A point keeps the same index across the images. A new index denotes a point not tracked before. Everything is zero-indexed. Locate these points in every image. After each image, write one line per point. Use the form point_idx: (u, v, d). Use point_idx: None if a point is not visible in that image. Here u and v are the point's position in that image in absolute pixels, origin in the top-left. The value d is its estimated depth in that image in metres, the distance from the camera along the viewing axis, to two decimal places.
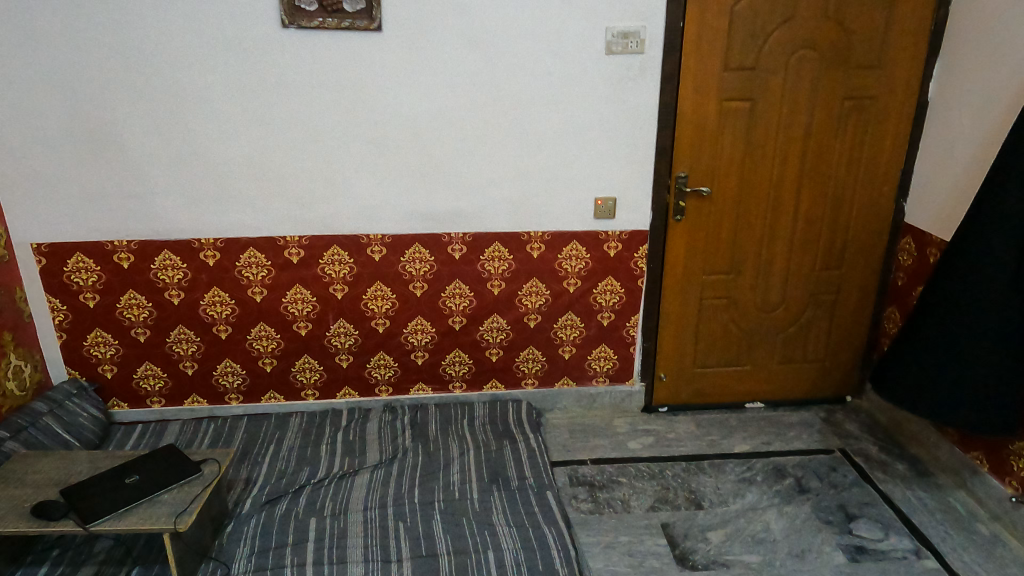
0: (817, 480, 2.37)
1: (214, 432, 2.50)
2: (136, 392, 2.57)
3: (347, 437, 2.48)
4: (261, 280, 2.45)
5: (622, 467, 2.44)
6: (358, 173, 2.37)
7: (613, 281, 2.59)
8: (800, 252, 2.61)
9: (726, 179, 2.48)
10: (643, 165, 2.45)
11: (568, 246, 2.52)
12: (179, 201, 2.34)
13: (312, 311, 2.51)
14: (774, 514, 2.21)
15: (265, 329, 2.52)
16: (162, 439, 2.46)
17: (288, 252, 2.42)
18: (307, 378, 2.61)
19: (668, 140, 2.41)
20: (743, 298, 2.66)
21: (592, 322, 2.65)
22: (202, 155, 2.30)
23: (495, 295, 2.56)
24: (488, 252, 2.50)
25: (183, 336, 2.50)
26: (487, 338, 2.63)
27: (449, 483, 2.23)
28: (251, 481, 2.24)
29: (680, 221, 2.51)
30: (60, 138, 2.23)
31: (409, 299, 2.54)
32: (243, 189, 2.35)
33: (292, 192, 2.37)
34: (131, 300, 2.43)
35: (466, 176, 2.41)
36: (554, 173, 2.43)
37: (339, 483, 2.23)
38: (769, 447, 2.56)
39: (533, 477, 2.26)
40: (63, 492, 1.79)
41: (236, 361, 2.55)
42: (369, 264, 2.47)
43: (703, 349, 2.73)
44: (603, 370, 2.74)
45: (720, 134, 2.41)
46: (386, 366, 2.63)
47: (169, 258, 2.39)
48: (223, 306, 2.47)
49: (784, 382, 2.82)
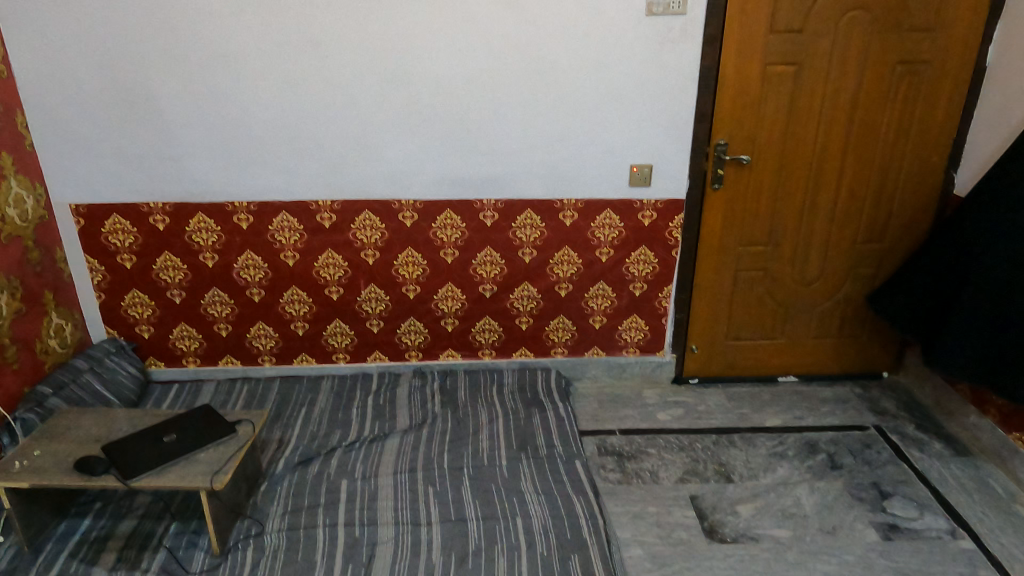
0: (851, 456, 2.33)
1: (248, 394, 2.55)
2: (172, 352, 2.61)
3: (378, 401, 2.50)
4: (293, 244, 2.45)
5: (652, 438, 2.43)
6: (392, 138, 2.34)
7: (647, 251, 2.54)
8: (841, 224, 2.54)
9: (767, 147, 2.40)
10: (682, 132, 2.37)
11: (601, 214, 2.48)
12: (213, 164, 2.34)
13: (344, 276, 2.51)
14: (805, 489, 2.18)
15: (297, 293, 2.53)
16: (197, 398, 2.51)
17: (320, 217, 2.42)
18: (339, 343, 2.63)
19: (708, 106, 2.33)
20: (780, 270, 2.60)
21: (624, 292, 2.61)
22: (235, 118, 2.29)
23: (527, 263, 2.54)
24: (520, 219, 2.47)
25: (217, 298, 2.52)
26: (517, 306, 2.61)
27: (478, 449, 2.25)
28: (285, 442, 2.28)
29: (718, 190, 2.45)
30: (97, 99, 2.24)
31: (439, 266, 2.52)
32: (276, 153, 2.34)
33: (325, 156, 2.35)
34: (167, 262, 2.45)
35: (499, 142, 2.37)
36: (589, 140, 2.38)
37: (370, 446, 2.26)
38: (802, 422, 2.52)
39: (562, 445, 2.26)
40: (105, 448, 1.84)
41: (270, 324, 2.58)
42: (400, 230, 2.46)
43: (737, 322, 2.68)
44: (634, 341, 2.71)
45: (763, 100, 2.33)
46: (416, 331, 2.64)
47: (203, 221, 2.40)
48: (256, 270, 2.48)
49: (820, 356, 2.76)
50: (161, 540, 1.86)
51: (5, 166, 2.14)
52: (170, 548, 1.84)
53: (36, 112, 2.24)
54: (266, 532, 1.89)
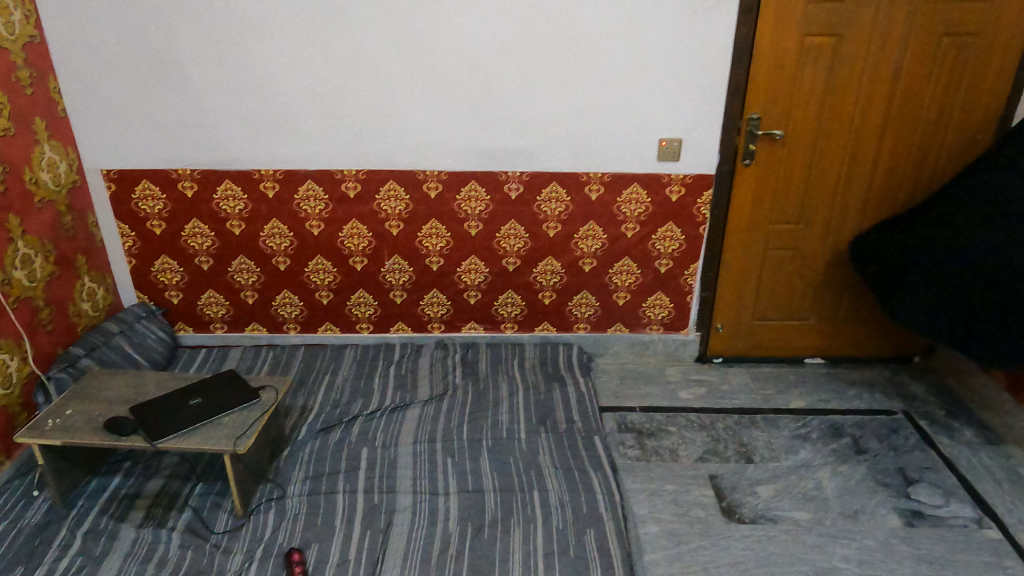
0: (876, 441, 2.29)
1: (273, 360, 2.59)
2: (200, 318, 2.66)
3: (400, 371, 2.52)
4: (318, 214, 2.46)
5: (673, 416, 2.42)
6: (417, 108, 2.32)
7: (674, 227, 2.50)
8: (877, 203, 2.46)
9: (803, 122, 2.32)
10: (714, 105, 2.31)
11: (628, 189, 2.43)
12: (240, 133, 2.35)
13: (368, 246, 2.52)
14: (828, 472, 2.16)
15: (322, 262, 2.55)
16: (224, 364, 2.56)
17: (345, 186, 2.42)
18: (362, 313, 2.65)
19: (741, 79, 2.26)
20: (812, 249, 2.53)
21: (649, 268, 2.58)
22: (261, 86, 2.29)
23: (551, 237, 2.51)
24: (546, 192, 2.44)
25: (244, 266, 2.55)
26: (541, 280, 2.60)
27: (498, 422, 2.25)
28: (308, 409, 2.31)
29: (749, 166, 2.39)
30: (126, 66, 2.25)
31: (463, 238, 2.52)
32: (302, 121, 2.34)
33: (351, 124, 2.34)
34: (195, 229, 2.49)
35: (526, 113, 2.33)
36: (618, 111, 2.33)
37: (391, 415, 2.28)
38: (827, 405, 2.48)
39: (581, 421, 2.26)
40: (133, 410, 1.88)
41: (295, 293, 2.61)
42: (425, 202, 2.45)
43: (764, 301, 2.63)
44: (658, 318, 2.68)
45: (800, 73, 2.25)
46: (439, 303, 2.64)
47: (230, 188, 2.42)
48: (281, 238, 2.50)
49: (849, 339, 2.69)
50: (187, 500, 1.91)
51: (39, 131, 2.18)
52: (194, 508, 1.89)
53: (67, 77, 2.26)
54: (287, 496, 1.93)
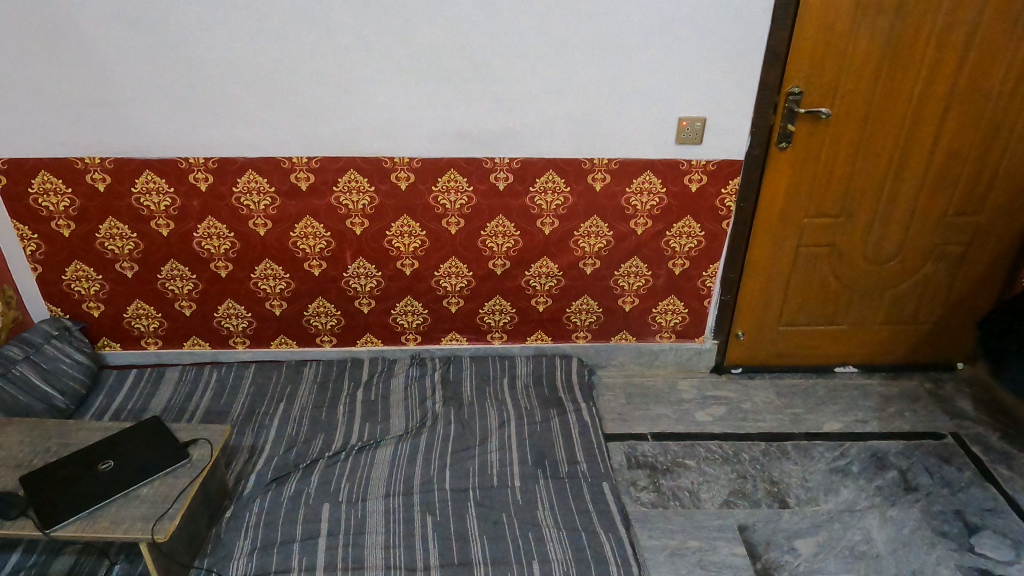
0: (927, 475, 1.97)
1: (217, 383, 2.18)
2: (128, 332, 2.23)
3: (369, 396, 2.13)
4: (264, 210, 2.02)
5: (690, 445, 2.07)
6: (382, 80, 1.87)
7: (692, 222, 2.10)
8: (931, 193, 2.08)
9: (852, 98, 1.91)
10: (746, 76, 1.89)
11: (639, 177, 2.02)
12: (159, 112, 1.89)
13: (327, 248, 2.10)
14: (876, 519, 1.83)
15: (271, 267, 2.12)
16: (159, 389, 2.15)
17: (294, 176, 1.98)
18: (322, 324, 2.24)
19: (783, 43, 1.83)
20: (851, 246, 2.16)
21: (661, 270, 2.19)
22: (181, 53, 1.81)
23: (547, 235, 2.11)
24: (540, 182, 2.02)
25: (177, 272, 2.12)
26: (534, 285, 2.20)
27: (487, 464, 1.88)
28: (257, 450, 1.92)
29: (784, 150, 1.98)
30: (5, 29, 1.76)
31: (441, 237, 2.10)
32: (236, 97, 1.88)
33: (300, 99, 1.89)
34: (112, 229, 2.04)
35: (517, 86, 1.89)
36: (630, 84, 1.90)
37: (358, 457, 1.90)
38: (866, 427, 2.15)
39: (586, 461, 1.90)
40: (23, 482, 1.48)
41: (241, 302, 2.18)
42: (394, 194, 2.02)
43: (793, 305, 2.27)
44: (669, 325, 2.31)
45: (854, 37, 1.83)
46: (414, 313, 2.24)
47: (152, 180, 1.97)
48: (220, 240, 2.07)
49: (886, 345, 2.36)
50: None
51: None
52: None
53: None
54: None
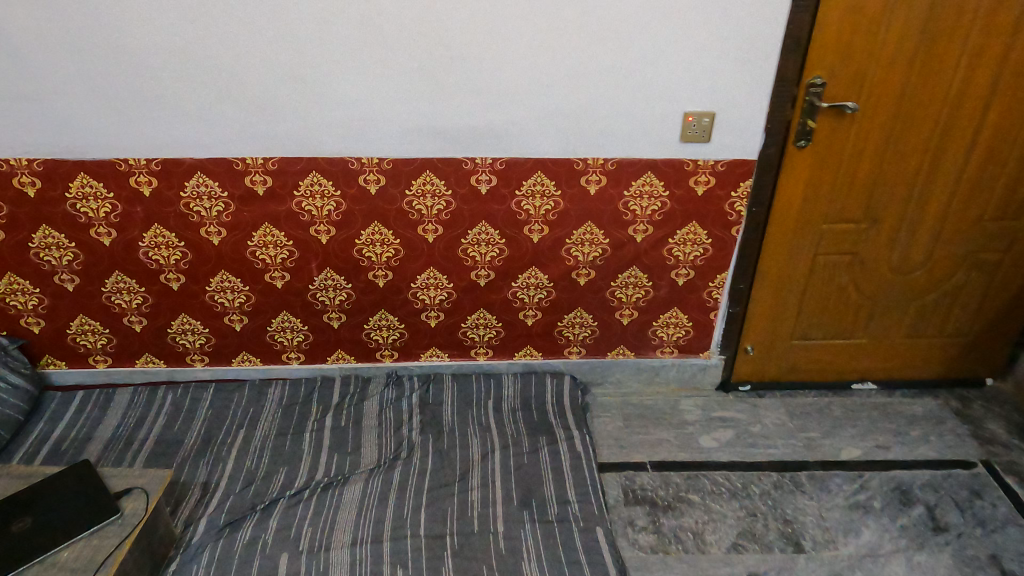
0: (957, 512, 1.77)
1: (172, 406, 1.98)
2: (73, 350, 2.01)
3: (339, 422, 1.93)
4: (217, 217, 1.80)
5: (694, 477, 1.87)
6: (344, 71, 1.64)
7: (698, 228, 1.88)
8: (966, 196, 1.85)
9: (883, 89, 1.68)
10: (762, 66, 1.65)
11: (639, 179, 1.79)
12: (92, 108, 1.66)
13: (289, 258, 1.88)
14: (901, 565, 1.64)
15: (228, 279, 1.90)
16: (107, 414, 1.94)
17: (249, 179, 1.75)
18: (288, 340, 2.03)
19: (805, 28, 1.60)
20: (874, 254, 1.94)
21: (663, 280, 1.97)
22: (112, 40, 1.57)
23: (535, 243, 1.89)
24: (527, 185, 1.79)
25: (123, 285, 1.90)
26: (522, 297, 1.98)
27: (467, 504, 1.69)
28: (211, 488, 1.72)
29: (803, 149, 1.75)
30: None
31: (417, 246, 1.88)
32: (178, 91, 1.64)
33: (253, 93, 1.65)
34: (47, 238, 1.81)
35: (499, 77, 1.66)
36: (627, 76, 1.66)
37: (324, 496, 1.70)
38: (887, 454, 1.94)
39: (578, 500, 1.70)
40: None
41: (196, 317, 1.97)
42: (363, 199, 1.79)
43: (808, 317, 2.06)
44: (672, 340, 2.09)
45: (887, 20, 1.59)
46: (389, 328, 2.02)
47: (89, 184, 1.74)
48: (169, 249, 1.85)
49: (908, 360, 2.15)
50: None
51: None
52: None
53: None
54: None
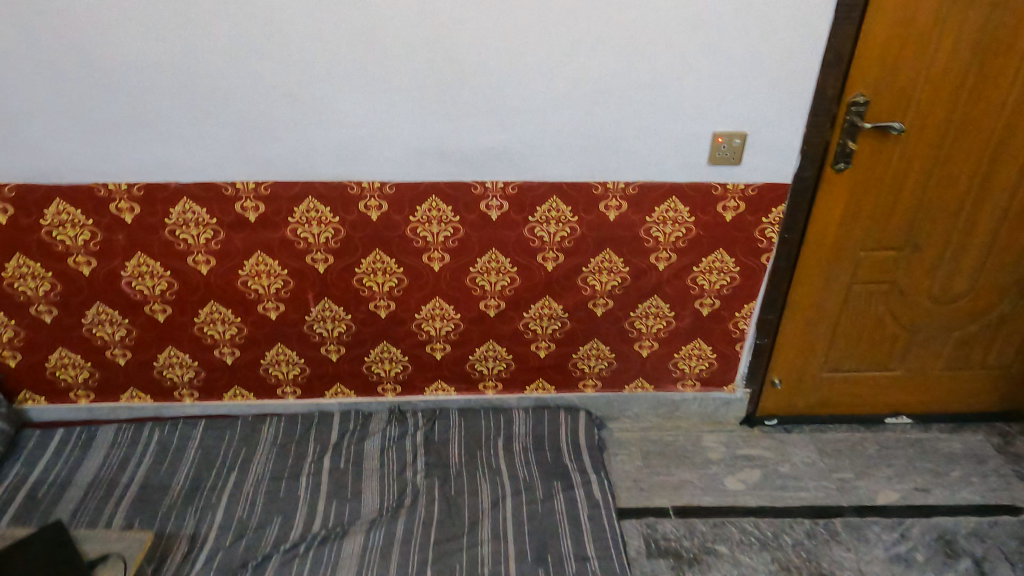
0: (1007, 565, 1.63)
1: (159, 446, 1.84)
2: (53, 384, 1.87)
3: (338, 464, 1.79)
4: (205, 245, 1.66)
5: (720, 525, 1.73)
6: (343, 90, 1.50)
7: (725, 256, 1.74)
8: (1015, 222, 1.71)
9: (931, 107, 1.54)
10: (798, 83, 1.51)
11: (662, 204, 1.65)
12: (69, 130, 1.52)
13: (284, 288, 1.74)
14: None
15: (218, 310, 1.76)
16: (88, 455, 1.81)
17: (240, 205, 1.61)
18: (283, 374, 1.89)
19: (847, 42, 1.46)
20: (914, 282, 1.80)
21: (686, 311, 1.83)
22: (90, 56, 1.44)
23: (549, 272, 1.75)
24: (541, 211, 1.65)
25: (105, 317, 1.76)
26: (534, 328, 1.84)
27: (476, 560, 1.55)
28: (198, 542, 1.59)
29: (842, 172, 1.61)
30: None
31: (422, 275, 1.74)
32: (163, 110, 1.51)
33: (244, 114, 1.52)
34: (21, 268, 1.67)
35: (512, 96, 1.52)
36: (651, 95, 1.53)
37: (321, 551, 1.57)
38: (927, 498, 1.81)
39: (597, 556, 1.56)
40: None
41: (184, 350, 1.83)
42: (363, 226, 1.65)
43: (840, 349, 1.92)
44: (694, 372, 1.96)
45: (937, 33, 1.45)
46: (391, 360, 1.88)
47: (66, 211, 1.60)
48: (154, 279, 1.71)
49: (946, 393, 2.01)
50: None
51: None
52: None
53: None
54: None
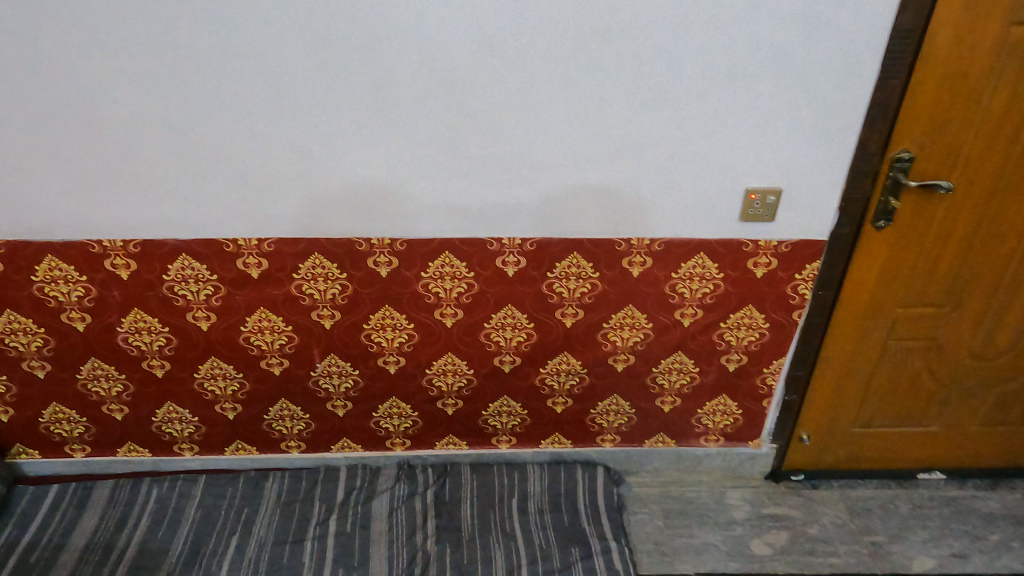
0: None
1: (158, 505, 1.76)
2: (47, 439, 1.79)
3: (344, 527, 1.71)
4: (205, 301, 1.57)
5: None
6: (353, 145, 1.41)
7: (754, 312, 1.64)
8: None
9: (980, 163, 1.44)
10: (838, 138, 1.41)
11: (689, 262, 1.55)
12: (62, 187, 1.43)
13: (288, 344, 1.65)
14: None
15: (218, 366, 1.68)
16: (85, 516, 1.73)
17: (242, 262, 1.52)
18: (287, 428, 1.80)
19: (893, 97, 1.36)
20: (954, 339, 1.70)
21: (711, 366, 1.74)
22: (82, 109, 1.35)
23: (568, 328, 1.65)
24: (561, 268, 1.55)
25: (100, 372, 1.67)
26: (551, 384, 1.75)
27: None
28: None
29: (882, 229, 1.51)
30: None
31: (433, 331, 1.65)
32: (161, 166, 1.42)
33: (247, 169, 1.43)
34: (12, 324, 1.58)
35: (532, 152, 1.43)
36: (682, 150, 1.43)
37: None
38: (964, 566, 1.71)
39: None
40: None
41: (184, 406, 1.74)
42: (372, 282, 1.56)
43: (873, 405, 1.82)
44: (718, 428, 1.86)
45: (991, 87, 1.35)
46: (400, 415, 1.79)
47: (59, 267, 1.51)
48: (152, 335, 1.62)
49: (982, 448, 1.92)
50: None
51: None
52: None
53: None
54: None
